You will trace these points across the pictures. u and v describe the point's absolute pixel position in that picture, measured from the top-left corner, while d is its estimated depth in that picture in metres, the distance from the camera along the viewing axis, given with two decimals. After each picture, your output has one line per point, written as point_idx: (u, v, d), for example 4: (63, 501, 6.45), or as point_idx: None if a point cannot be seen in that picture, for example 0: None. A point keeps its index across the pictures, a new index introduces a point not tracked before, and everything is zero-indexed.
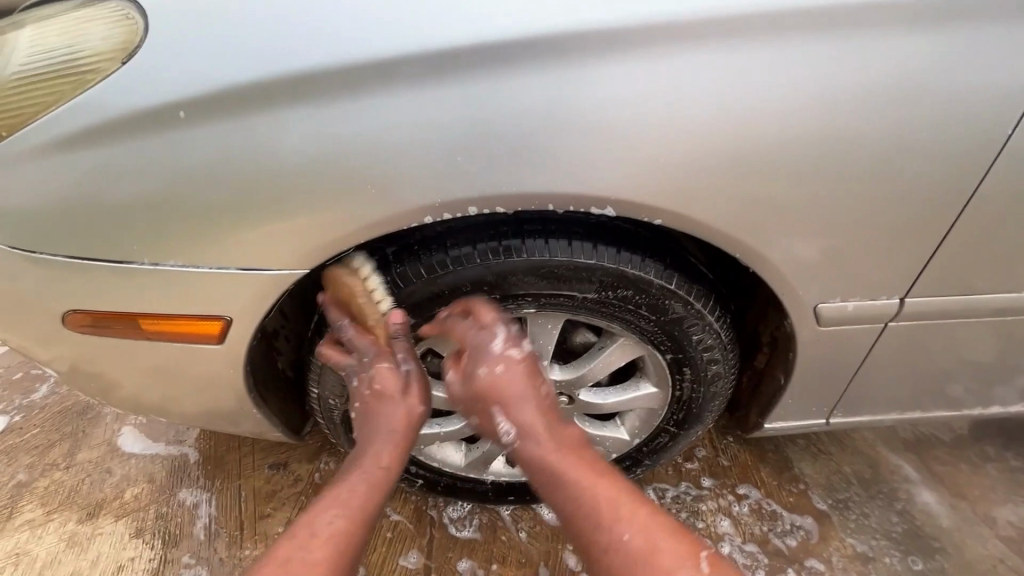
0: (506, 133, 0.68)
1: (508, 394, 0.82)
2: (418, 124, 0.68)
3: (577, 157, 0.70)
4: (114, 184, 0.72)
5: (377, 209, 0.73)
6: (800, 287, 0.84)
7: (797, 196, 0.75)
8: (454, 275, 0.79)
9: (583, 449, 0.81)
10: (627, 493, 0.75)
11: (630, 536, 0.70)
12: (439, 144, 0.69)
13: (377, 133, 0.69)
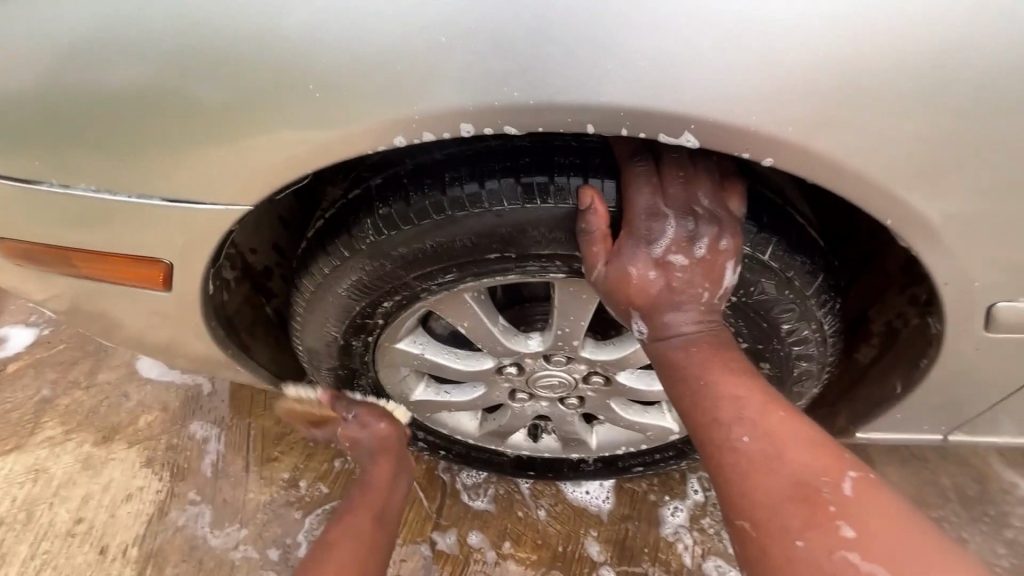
0: (533, 13, 0.44)
1: (687, 379, 0.59)
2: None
3: (641, 48, 0.44)
4: (14, 75, 0.55)
5: (332, 122, 0.50)
6: (975, 274, 0.56)
7: (1003, 133, 0.46)
8: (453, 223, 0.58)
9: (734, 416, 0.55)
10: (800, 493, 0.50)
11: (868, 567, 0.45)
12: (429, 18, 0.45)
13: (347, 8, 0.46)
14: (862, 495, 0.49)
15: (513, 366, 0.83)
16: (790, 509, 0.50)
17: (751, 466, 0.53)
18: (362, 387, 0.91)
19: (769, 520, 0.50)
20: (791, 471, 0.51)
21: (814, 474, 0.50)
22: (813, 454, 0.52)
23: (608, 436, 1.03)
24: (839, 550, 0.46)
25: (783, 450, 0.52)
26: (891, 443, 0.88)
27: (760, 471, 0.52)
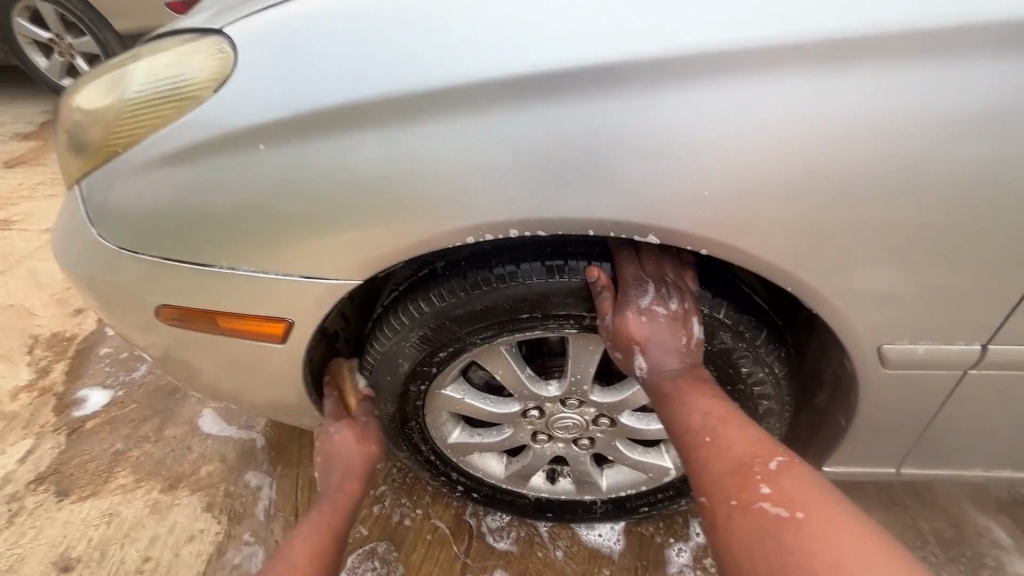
0: (555, 161, 0.70)
1: (671, 402, 0.79)
2: (466, 148, 0.71)
3: (622, 181, 0.70)
4: (207, 197, 0.82)
5: (422, 228, 0.77)
6: (863, 325, 0.79)
7: (859, 229, 0.71)
8: (496, 293, 0.81)
9: (699, 422, 0.75)
10: (738, 470, 0.69)
11: (776, 510, 0.62)
12: (486, 163, 0.71)
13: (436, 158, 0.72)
14: (785, 468, 0.67)
15: (535, 409, 1.03)
16: (730, 481, 0.68)
17: (709, 455, 0.72)
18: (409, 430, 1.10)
19: (718, 491, 0.69)
20: (734, 455, 0.70)
21: (749, 458, 0.69)
22: (754, 447, 0.71)
23: (616, 477, 1.19)
24: (760, 503, 0.64)
25: (732, 443, 0.72)
26: (853, 476, 1.04)
27: (715, 460, 0.71)
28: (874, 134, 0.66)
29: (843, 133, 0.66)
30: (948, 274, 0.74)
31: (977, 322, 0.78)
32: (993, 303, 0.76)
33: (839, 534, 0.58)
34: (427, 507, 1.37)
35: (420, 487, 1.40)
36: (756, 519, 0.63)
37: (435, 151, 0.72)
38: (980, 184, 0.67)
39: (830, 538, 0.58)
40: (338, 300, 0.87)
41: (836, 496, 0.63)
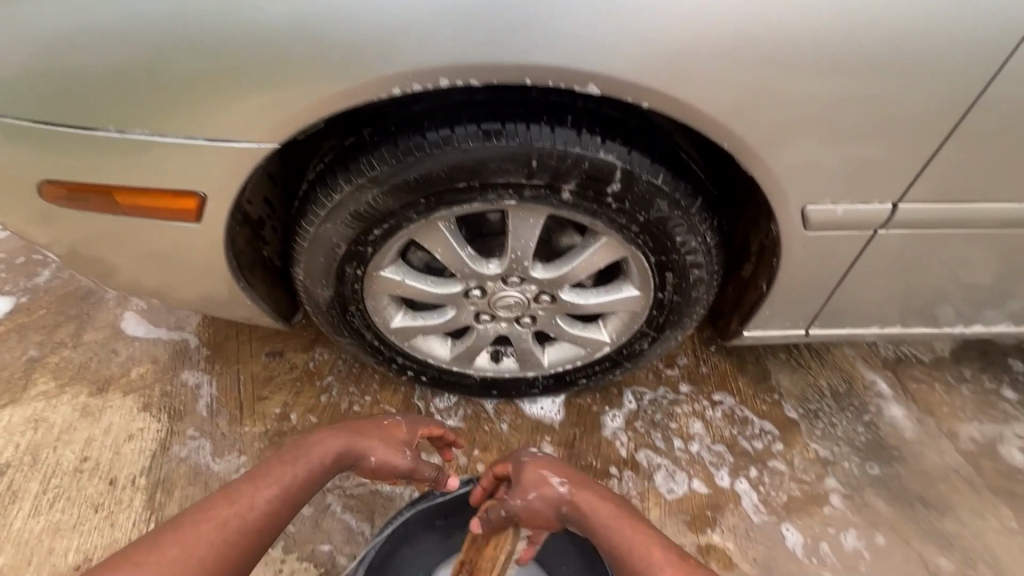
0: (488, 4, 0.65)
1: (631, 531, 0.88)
2: None
3: (557, 23, 0.66)
4: (80, 41, 0.70)
5: (341, 77, 0.69)
6: (791, 187, 0.82)
7: (792, 85, 0.71)
8: (431, 159, 0.77)
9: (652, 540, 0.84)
10: None
11: None
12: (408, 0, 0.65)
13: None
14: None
15: (477, 289, 1.03)
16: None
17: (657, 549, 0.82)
18: (349, 315, 1.08)
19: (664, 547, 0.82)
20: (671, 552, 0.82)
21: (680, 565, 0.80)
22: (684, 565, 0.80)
23: (557, 354, 1.24)
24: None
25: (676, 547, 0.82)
26: (768, 338, 1.14)
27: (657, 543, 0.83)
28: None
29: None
30: (867, 133, 0.77)
31: (884, 182, 0.83)
32: (900, 163, 0.81)
33: None
34: (375, 393, 1.40)
35: (367, 375, 1.43)
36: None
37: None
38: (897, 36, 0.69)
39: None
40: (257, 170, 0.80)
41: None
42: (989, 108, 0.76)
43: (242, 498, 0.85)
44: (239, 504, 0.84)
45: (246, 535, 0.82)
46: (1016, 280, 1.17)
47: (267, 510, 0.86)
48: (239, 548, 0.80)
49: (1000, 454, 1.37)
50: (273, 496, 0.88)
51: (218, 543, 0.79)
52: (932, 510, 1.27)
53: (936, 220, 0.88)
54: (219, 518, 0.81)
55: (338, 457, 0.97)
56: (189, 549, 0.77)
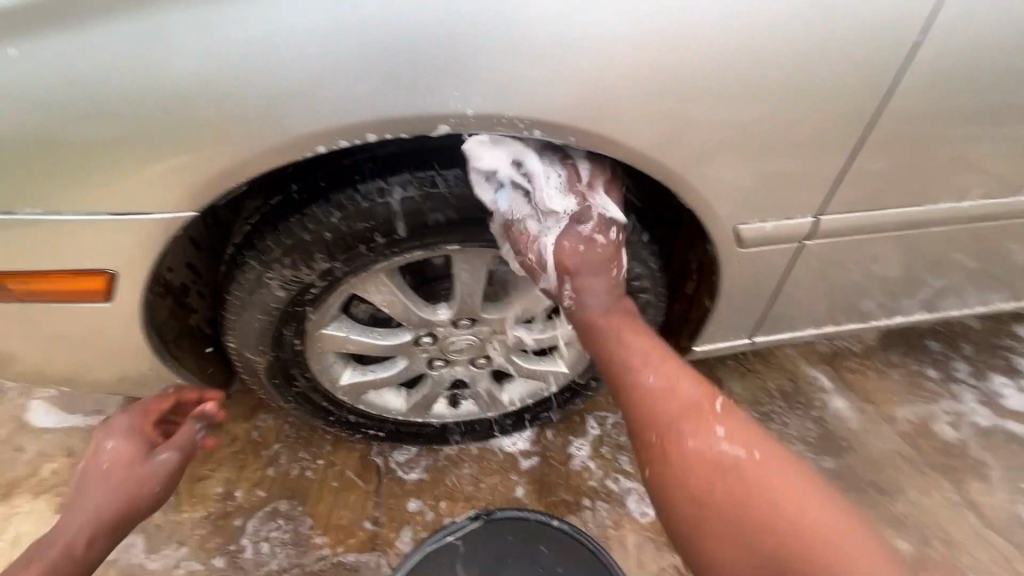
0: (417, 55, 0.64)
1: (760, 481, 0.68)
2: (300, 40, 0.62)
3: (480, 72, 0.66)
4: None
5: (260, 138, 0.67)
6: (719, 209, 0.88)
7: (709, 112, 0.76)
8: (378, 209, 0.76)
9: (696, 427, 0.74)
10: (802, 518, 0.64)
11: (731, 448, 0.71)
12: (323, 53, 0.63)
13: (277, 56, 0.63)
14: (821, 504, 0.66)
15: (428, 336, 1.00)
16: (737, 490, 0.68)
17: (726, 464, 0.70)
18: (292, 378, 1.01)
19: (753, 477, 0.69)
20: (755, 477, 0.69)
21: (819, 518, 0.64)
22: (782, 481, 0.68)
23: (516, 390, 1.21)
24: (719, 443, 0.72)
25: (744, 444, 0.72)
26: (717, 349, 1.19)
27: (751, 474, 0.69)
28: (726, 8, 0.69)
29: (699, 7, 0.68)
30: (782, 154, 0.84)
31: (803, 196, 0.91)
32: (815, 177, 0.89)
33: (800, 491, 0.67)
34: (329, 454, 1.32)
35: (318, 438, 1.34)
36: (709, 449, 0.72)
37: (262, 39, 0.62)
38: (796, 66, 0.75)
39: (801, 500, 0.66)
40: (169, 242, 0.75)
41: (802, 476, 0.69)
42: (879, 119, 0.84)
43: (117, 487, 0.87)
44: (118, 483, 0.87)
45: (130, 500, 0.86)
46: (930, 271, 1.26)
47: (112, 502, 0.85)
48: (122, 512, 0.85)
49: (934, 431, 1.46)
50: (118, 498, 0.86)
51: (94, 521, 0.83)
52: (884, 495, 1.33)
53: (848, 225, 0.99)
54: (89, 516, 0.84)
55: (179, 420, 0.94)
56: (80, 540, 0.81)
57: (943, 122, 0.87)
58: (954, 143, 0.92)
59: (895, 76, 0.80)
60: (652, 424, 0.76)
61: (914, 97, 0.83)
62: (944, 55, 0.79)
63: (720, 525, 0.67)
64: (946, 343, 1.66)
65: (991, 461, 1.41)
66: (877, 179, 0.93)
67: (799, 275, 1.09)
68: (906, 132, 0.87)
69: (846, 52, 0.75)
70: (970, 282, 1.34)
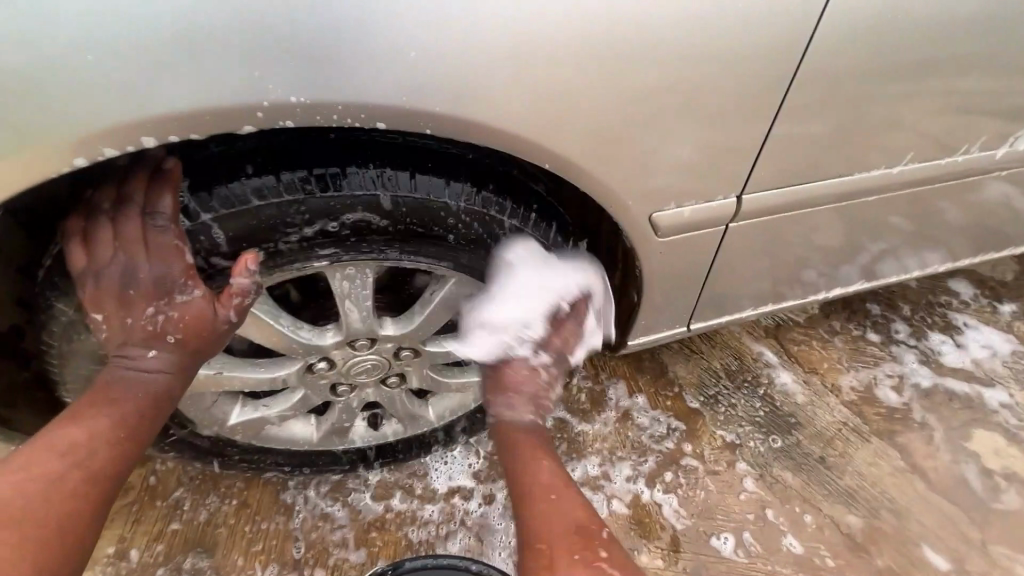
0: (220, 26, 0.52)
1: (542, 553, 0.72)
2: (24, 23, 0.49)
3: (295, 54, 0.55)
4: None
5: (5, 156, 0.54)
6: (626, 193, 0.79)
7: (596, 85, 0.66)
8: (230, 220, 0.67)
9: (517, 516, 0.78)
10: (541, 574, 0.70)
11: (537, 535, 0.74)
12: (56, 42, 0.50)
13: (12, 39, 0.49)
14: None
15: (321, 361, 0.87)
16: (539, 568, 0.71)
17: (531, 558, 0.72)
18: (164, 427, 0.87)
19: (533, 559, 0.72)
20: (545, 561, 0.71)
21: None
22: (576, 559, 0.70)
23: (441, 405, 1.09)
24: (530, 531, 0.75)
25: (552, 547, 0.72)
26: (654, 340, 1.12)
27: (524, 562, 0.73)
28: None
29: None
30: (690, 125, 0.74)
31: (719, 172, 0.83)
32: (729, 149, 0.81)
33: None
34: (241, 494, 1.18)
35: (228, 476, 1.19)
36: (523, 540, 0.75)
37: None
38: (691, 27, 0.65)
39: None
40: None
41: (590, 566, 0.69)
42: (792, 80, 0.76)
43: (28, 480, 0.60)
44: (20, 475, 0.60)
45: (78, 501, 0.62)
46: (866, 237, 1.21)
47: (59, 505, 0.60)
48: (73, 519, 0.61)
49: (878, 397, 1.44)
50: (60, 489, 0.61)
51: (36, 532, 0.58)
52: (832, 469, 1.30)
53: (772, 199, 0.92)
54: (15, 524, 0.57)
55: (137, 378, 0.70)
56: None
57: (858, 79, 0.80)
58: (873, 102, 0.85)
59: (801, 32, 0.72)
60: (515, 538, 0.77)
61: (824, 54, 0.75)
62: (852, 3, 0.72)
63: None
64: (885, 305, 1.65)
65: (933, 422, 1.40)
66: (797, 147, 0.86)
67: (729, 254, 1.01)
68: (822, 91, 0.79)
69: (745, 8, 0.66)
70: (905, 244, 1.30)
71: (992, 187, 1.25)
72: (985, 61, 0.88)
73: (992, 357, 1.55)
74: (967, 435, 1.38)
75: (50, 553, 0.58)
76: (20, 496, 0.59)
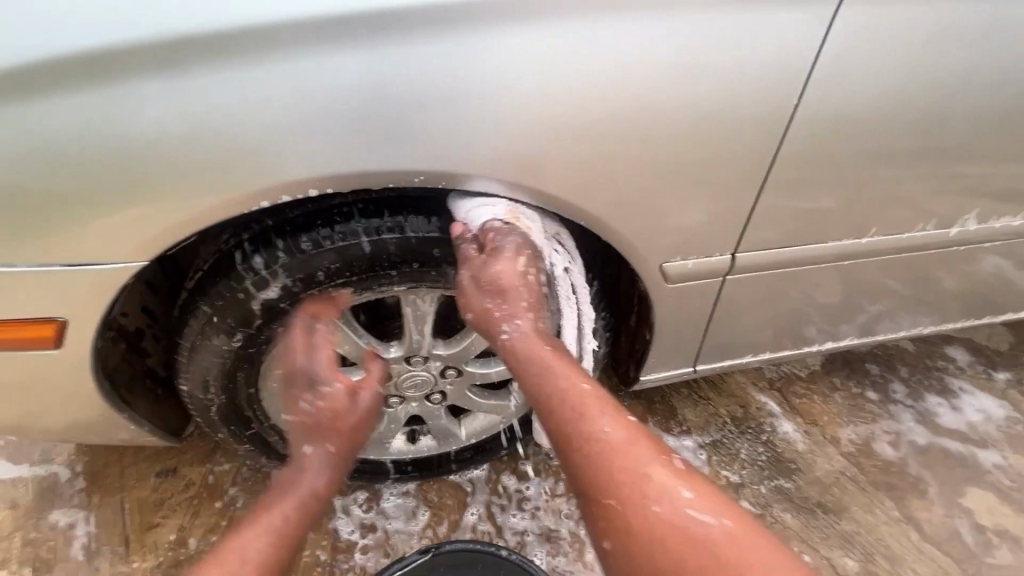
0: (367, 113, 0.72)
1: (613, 457, 0.77)
2: (245, 104, 0.69)
3: (422, 134, 0.75)
4: None
5: (207, 198, 0.74)
6: (647, 247, 0.98)
7: (631, 160, 0.85)
8: (337, 250, 0.85)
9: (630, 475, 0.76)
10: (635, 482, 0.75)
11: (701, 516, 0.71)
12: (265, 119, 0.70)
13: (233, 117, 0.70)
14: (689, 492, 0.74)
15: (382, 374, 1.04)
16: (647, 484, 0.75)
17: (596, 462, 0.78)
18: (246, 422, 1.05)
19: (628, 493, 0.74)
20: (639, 473, 0.76)
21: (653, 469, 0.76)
22: (626, 444, 0.79)
23: (473, 424, 1.24)
24: (678, 497, 0.73)
25: (621, 450, 0.78)
26: (662, 379, 1.27)
27: (603, 460, 0.77)
28: (640, 74, 0.78)
29: (607, 63, 0.76)
30: (700, 198, 0.94)
31: (721, 234, 1.01)
32: (733, 214, 0.99)
33: (682, 545, 0.70)
34: None
35: (277, 479, 1.34)
36: (637, 496, 0.74)
37: (205, 107, 0.69)
38: (704, 123, 0.85)
39: (762, 556, 0.68)
40: (118, 291, 0.81)
41: (619, 472, 0.76)
42: (786, 164, 0.95)
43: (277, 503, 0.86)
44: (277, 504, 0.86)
45: (294, 517, 0.85)
46: (859, 299, 1.36)
47: (293, 510, 0.85)
48: (296, 528, 0.84)
49: (875, 450, 1.54)
50: (294, 502, 0.87)
51: (284, 533, 0.81)
52: (832, 514, 1.39)
53: (768, 260, 1.09)
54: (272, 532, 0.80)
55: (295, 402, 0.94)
56: (253, 544, 0.77)
57: (842, 166, 0.98)
58: (856, 184, 1.02)
59: (788, 127, 0.90)
60: (592, 479, 0.77)
61: (812, 147, 0.94)
62: (837, 108, 0.90)
63: (652, 560, 0.70)
64: (884, 367, 1.77)
65: (928, 477, 1.49)
66: (789, 219, 1.04)
67: (730, 306, 1.18)
68: (812, 172, 0.97)
69: (747, 111, 0.86)
70: (899, 308, 1.44)
71: (975, 261, 1.40)
72: (952, 156, 1.05)
73: (988, 421, 1.64)
74: (962, 492, 1.46)
75: (288, 539, 0.81)
76: (295, 516, 0.85)
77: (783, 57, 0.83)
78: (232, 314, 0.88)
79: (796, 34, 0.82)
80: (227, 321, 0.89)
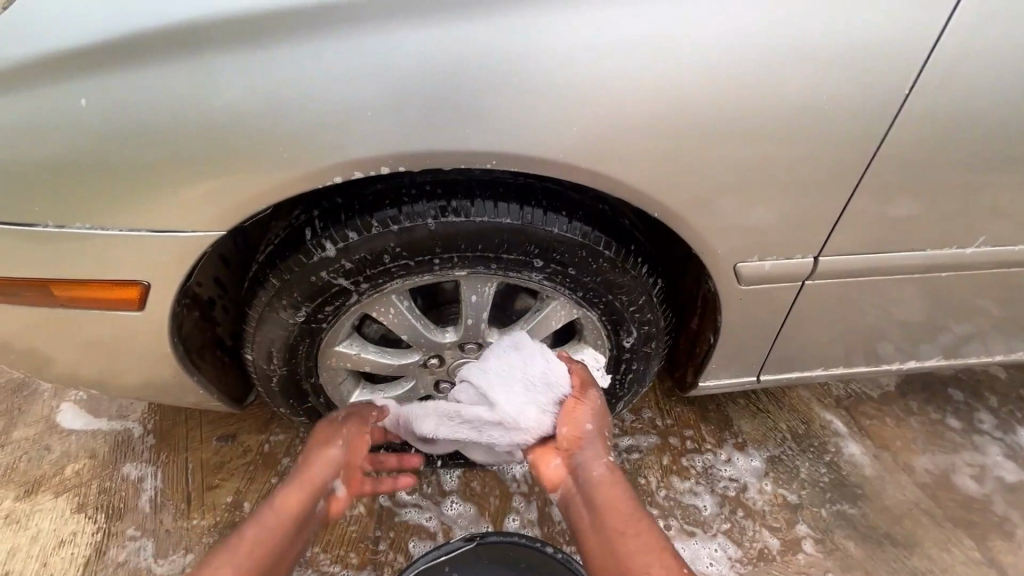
0: (443, 94, 0.72)
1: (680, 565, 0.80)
2: (326, 80, 0.70)
3: (495, 116, 0.73)
4: (36, 147, 0.74)
5: (285, 172, 0.76)
6: (719, 245, 0.92)
7: (710, 154, 0.80)
8: (402, 231, 0.86)
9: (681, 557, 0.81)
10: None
11: None
12: (343, 95, 0.71)
13: (314, 92, 0.71)
14: None
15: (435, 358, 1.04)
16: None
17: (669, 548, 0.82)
18: (303, 395, 1.08)
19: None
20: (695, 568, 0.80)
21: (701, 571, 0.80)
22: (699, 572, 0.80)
23: None
24: None
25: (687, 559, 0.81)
26: (722, 387, 1.21)
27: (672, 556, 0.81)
28: (730, 61, 0.73)
29: (695, 48, 0.72)
30: (781, 196, 0.88)
31: (802, 236, 0.94)
32: (816, 215, 0.92)
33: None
34: None
35: None
36: None
37: (288, 82, 0.70)
38: (795, 115, 0.78)
39: None
40: (198, 258, 0.84)
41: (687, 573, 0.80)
42: (884, 163, 0.86)
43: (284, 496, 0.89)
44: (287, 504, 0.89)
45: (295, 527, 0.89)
46: (949, 317, 1.24)
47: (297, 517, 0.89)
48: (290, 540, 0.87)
49: (955, 483, 1.41)
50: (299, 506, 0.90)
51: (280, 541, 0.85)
52: (900, 547, 1.29)
53: (851, 267, 1.01)
54: (263, 533, 0.84)
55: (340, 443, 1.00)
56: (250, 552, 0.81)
57: (947, 169, 0.89)
58: (961, 188, 0.93)
59: (890, 123, 0.82)
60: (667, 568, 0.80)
61: (915, 146, 0.85)
62: (949, 103, 0.81)
63: None
64: (970, 393, 1.61)
65: (1016, 519, 1.35)
66: (880, 223, 0.95)
67: (804, 314, 1.10)
68: (912, 174, 0.89)
69: (846, 103, 0.79)
70: (996, 329, 1.30)
71: None
72: None
73: None
74: None
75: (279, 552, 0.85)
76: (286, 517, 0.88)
77: (892, 46, 0.75)
78: (297, 288, 0.90)
79: (909, 21, 0.74)
80: (292, 294, 0.91)
